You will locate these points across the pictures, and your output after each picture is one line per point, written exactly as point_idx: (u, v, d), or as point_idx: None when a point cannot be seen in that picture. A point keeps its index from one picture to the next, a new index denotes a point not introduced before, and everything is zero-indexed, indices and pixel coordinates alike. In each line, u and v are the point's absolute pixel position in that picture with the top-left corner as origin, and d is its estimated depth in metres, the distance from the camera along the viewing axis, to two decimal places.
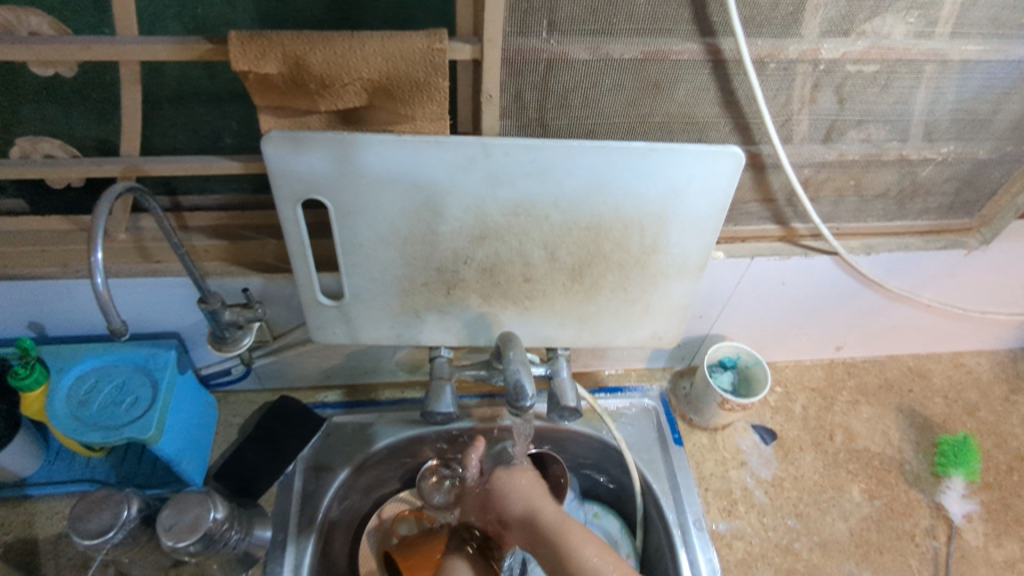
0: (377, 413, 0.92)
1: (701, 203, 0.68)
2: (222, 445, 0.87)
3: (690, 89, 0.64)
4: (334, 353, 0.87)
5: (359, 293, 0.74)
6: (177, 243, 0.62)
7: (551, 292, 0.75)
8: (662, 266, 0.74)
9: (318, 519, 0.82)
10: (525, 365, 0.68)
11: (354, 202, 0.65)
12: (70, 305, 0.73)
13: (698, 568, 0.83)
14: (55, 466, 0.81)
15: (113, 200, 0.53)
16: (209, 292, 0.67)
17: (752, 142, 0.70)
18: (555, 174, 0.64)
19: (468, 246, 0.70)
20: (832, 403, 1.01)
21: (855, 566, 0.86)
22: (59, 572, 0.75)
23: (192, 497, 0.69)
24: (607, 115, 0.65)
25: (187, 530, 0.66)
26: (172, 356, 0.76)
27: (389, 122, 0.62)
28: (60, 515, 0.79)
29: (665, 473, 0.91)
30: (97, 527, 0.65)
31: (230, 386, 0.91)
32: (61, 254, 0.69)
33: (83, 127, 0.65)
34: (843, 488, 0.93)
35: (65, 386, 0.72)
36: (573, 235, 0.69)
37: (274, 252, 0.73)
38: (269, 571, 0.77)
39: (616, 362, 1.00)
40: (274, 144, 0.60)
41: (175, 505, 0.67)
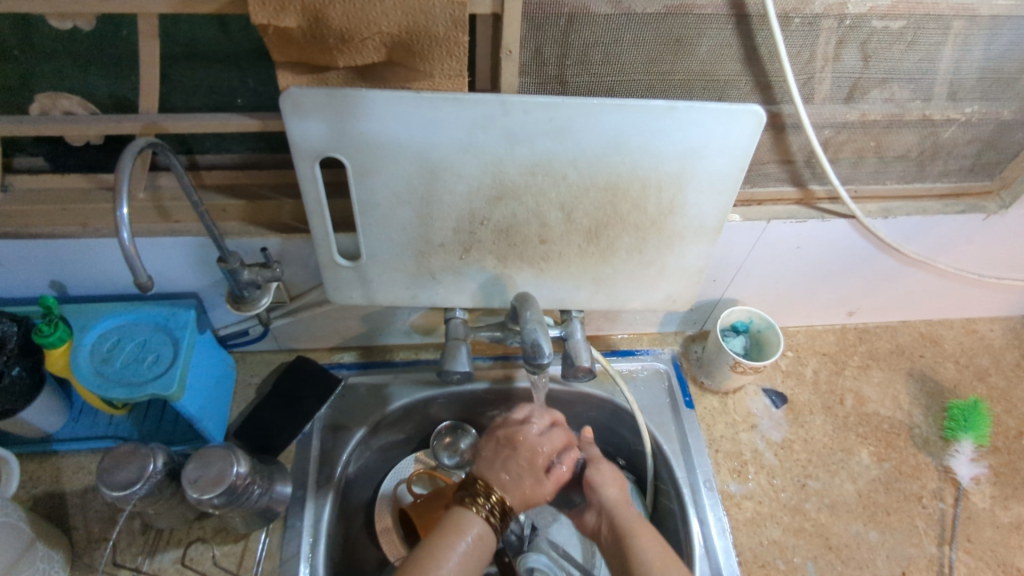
0: (392, 374, 0.94)
1: (721, 163, 0.67)
2: (240, 404, 0.88)
3: (713, 46, 0.63)
4: (350, 315, 0.88)
5: (376, 254, 0.74)
6: (197, 201, 0.62)
7: (567, 254, 0.75)
8: (679, 228, 0.73)
9: (335, 476, 0.84)
10: (542, 325, 0.68)
11: (373, 161, 0.65)
12: (93, 265, 0.74)
13: (707, 527, 0.85)
14: (80, 423, 0.83)
15: (135, 154, 0.53)
16: (229, 251, 0.68)
17: (773, 102, 0.69)
18: (573, 133, 0.64)
19: (485, 205, 0.70)
20: (843, 367, 1.02)
21: (862, 526, 0.87)
22: (88, 525, 0.77)
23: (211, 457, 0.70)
24: (628, 71, 0.64)
25: (211, 484, 0.67)
26: (192, 316, 0.77)
27: (407, 79, 0.62)
28: (86, 469, 0.81)
29: (675, 435, 0.93)
30: (124, 480, 0.66)
31: (247, 346, 0.92)
32: (81, 213, 0.69)
33: (102, 84, 0.65)
34: (852, 451, 0.94)
35: (88, 344, 0.74)
36: (591, 195, 0.69)
37: (291, 212, 0.73)
38: (290, 525, 0.79)
39: (628, 326, 1.00)
40: (292, 100, 0.59)
41: (196, 462, 0.69)
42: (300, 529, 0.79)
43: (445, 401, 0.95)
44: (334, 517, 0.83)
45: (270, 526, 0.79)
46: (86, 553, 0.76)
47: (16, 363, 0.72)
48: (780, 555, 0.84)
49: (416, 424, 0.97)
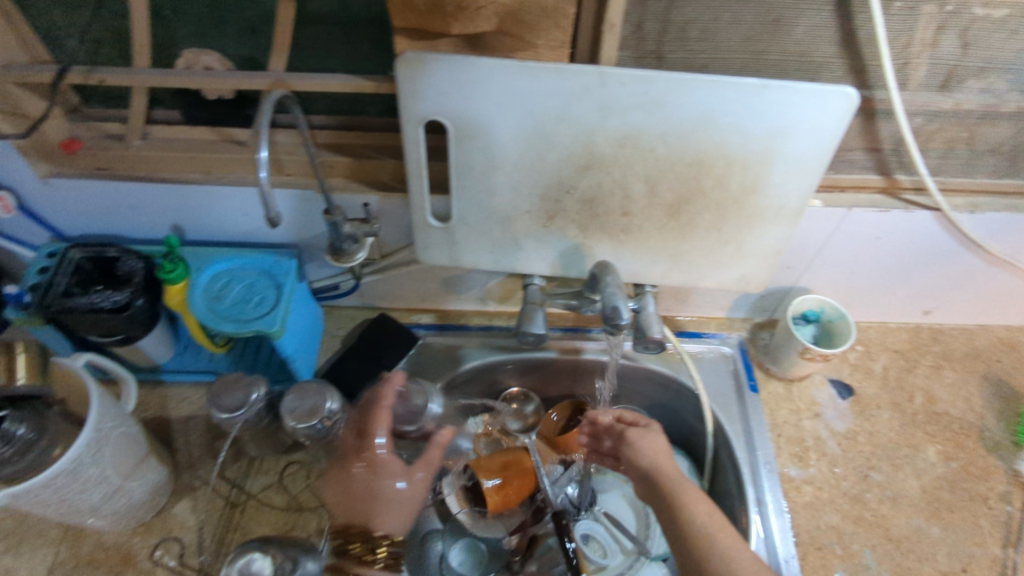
0: (466, 337, 0.98)
1: (809, 144, 0.68)
2: (327, 353, 0.95)
3: (810, 27, 0.64)
4: (432, 277, 0.93)
5: (465, 217, 0.79)
6: (314, 155, 0.68)
7: (647, 227, 0.78)
8: (760, 207, 0.75)
9: (410, 425, 0.90)
10: (621, 290, 0.71)
11: (473, 125, 0.69)
12: (212, 211, 0.81)
13: (764, 506, 0.86)
14: (185, 357, 0.91)
15: (274, 102, 0.61)
16: (334, 205, 0.74)
17: (866, 86, 0.70)
18: (664, 106, 0.66)
19: (572, 174, 0.74)
20: (914, 365, 1.01)
21: (924, 521, 0.87)
22: (190, 448, 0.85)
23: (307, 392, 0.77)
24: (723, 49, 0.66)
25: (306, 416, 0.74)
26: (293, 264, 0.83)
27: (513, 48, 0.66)
28: (190, 399, 0.89)
29: (737, 417, 0.94)
30: (230, 403, 0.73)
31: (335, 301, 0.98)
32: (207, 161, 0.76)
33: (234, 44, 0.72)
34: (919, 447, 0.93)
35: (202, 282, 0.81)
36: (676, 169, 0.72)
37: (391, 172, 0.78)
38: (367, 466, 0.85)
39: (697, 308, 1.02)
40: (406, 64, 0.64)
41: (294, 394, 0.75)
42: None
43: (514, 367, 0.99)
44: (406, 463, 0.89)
45: (348, 464, 0.85)
46: (188, 472, 0.83)
47: (140, 296, 0.79)
48: (837, 540, 0.85)
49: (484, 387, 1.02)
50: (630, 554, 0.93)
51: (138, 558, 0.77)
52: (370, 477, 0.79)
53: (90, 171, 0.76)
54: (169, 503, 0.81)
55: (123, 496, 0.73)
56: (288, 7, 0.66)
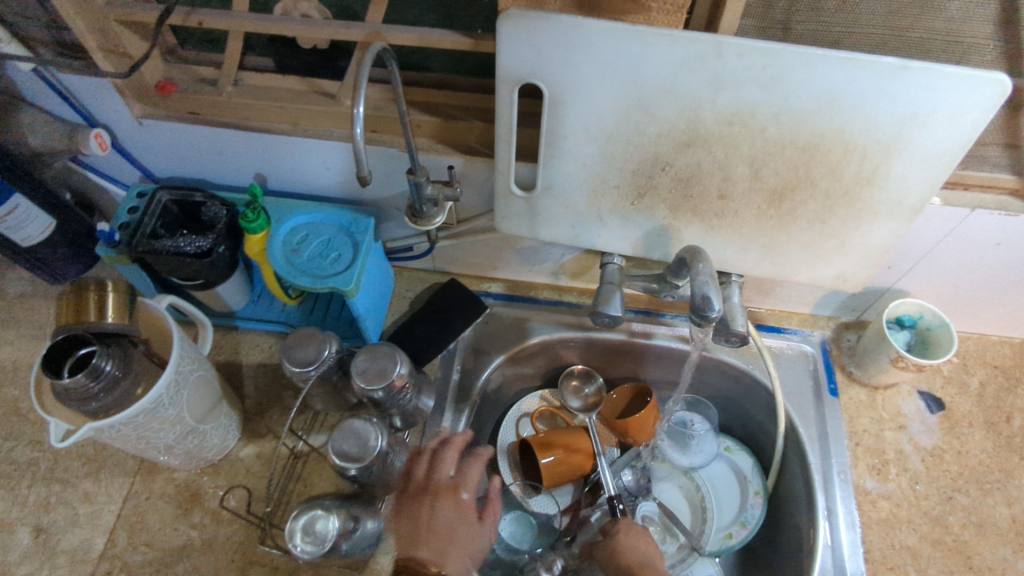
0: (534, 310, 0.96)
1: (943, 135, 0.62)
2: (394, 313, 0.94)
3: (966, 3, 0.57)
4: (507, 246, 0.90)
5: (551, 187, 0.76)
6: (404, 113, 0.65)
7: (743, 213, 0.73)
8: (873, 201, 0.69)
9: (473, 393, 0.89)
10: (713, 279, 0.67)
11: (572, 92, 0.66)
12: (297, 163, 0.81)
13: (835, 517, 0.82)
14: (258, 305, 0.92)
15: (373, 55, 0.57)
16: (419, 165, 0.72)
17: (1019, 74, 0.62)
18: (784, 84, 0.61)
19: (671, 151, 0.69)
20: (1016, 385, 0.93)
21: (1012, 553, 0.81)
22: (259, 394, 0.87)
23: (368, 399, 0.77)
24: (860, 24, 0.59)
25: (353, 457, 0.69)
26: (371, 223, 0.82)
27: (625, 10, 0.61)
28: (261, 347, 0.91)
29: (814, 421, 0.89)
30: (303, 358, 0.73)
31: (406, 262, 0.97)
32: (294, 112, 0.75)
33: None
34: (1013, 473, 0.86)
35: (282, 234, 0.81)
36: (786, 153, 0.67)
37: (478, 135, 0.75)
38: (428, 431, 0.85)
39: (779, 302, 0.96)
40: (510, 22, 0.61)
41: (359, 422, 0.71)
42: (437, 434, 0.85)
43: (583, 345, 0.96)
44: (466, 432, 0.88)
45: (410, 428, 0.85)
46: (256, 419, 0.85)
47: (222, 243, 0.79)
48: (912, 562, 0.80)
49: (548, 362, 0.99)
50: (682, 548, 0.90)
51: (206, 497, 0.80)
52: (459, 517, 0.73)
53: (184, 115, 0.76)
54: (237, 447, 0.83)
55: (196, 437, 0.75)
56: None
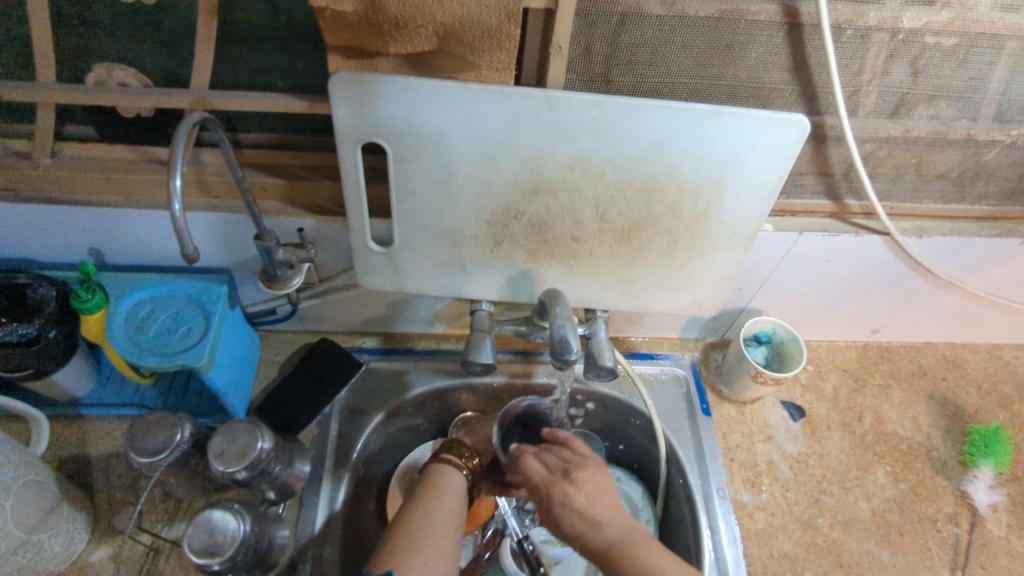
0: (412, 362, 0.94)
1: (759, 171, 0.67)
2: (263, 381, 0.90)
3: (762, 53, 0.63)
4: (376, 300, 0.88)
5: (408, 241, 0.75)
6: (241, 179, 0.63)
7: (597, 252, 0.76)
8: (711, 234, 0.73)
9: (352, 459, 0.85)
10: (570, 322, 0.69)
11: (415, 149, 0.65)
12: (133, 235, 0.75)
13: (718, 534, 0.85)
14: (107, 389, 0.84)
15: (189, 127, 0.54)
16: (266, 230, 0.69)
17: (817, 112, 0.69)
18: (614, 132, 0.64)
19: (520, 199, 0.70)
20: (864, 385, 1.01)
21: (875, 545, 0.87)
22: (110, 488, 0.79)
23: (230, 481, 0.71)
24: (674, 74, 0.64)
25: (211, 551, 0.64)
26: (224, 291, 0.78)
27: (455, 69, 0.62)
28: (112, 435, 0.83)
29: (691, 442, 0.93)
30: (152, 447, 0.67)
31: (273, 325, 0.93)
32: (126, 183, 0.71)
33: (152, 59, 0.67)
34: (868, 469, 0.93)
35: (123, 312, 0.75)
36: (626, 195, 0.70)
37: (328, 195, 0.74)
38: (306, 503, 0.81)
39: (649, 329, 1.00)
40: (340, 83, 0.60)
41: (216, 512, 0.66)
42: (316, 505, 0.81)
43: (465, 392, 0.95)
44: (348, 498, 0.84)
45: (286, 503, 0.80)
46: (108, 516, 0.77)
47: (53, 327, 0.73)
48: (790, 568, 0.84)
49: (433, 413, 0.97)
50: None
51: None
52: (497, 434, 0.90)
53: None
54: (85, 551, 0.75)
55: (30, 550, 0.67)
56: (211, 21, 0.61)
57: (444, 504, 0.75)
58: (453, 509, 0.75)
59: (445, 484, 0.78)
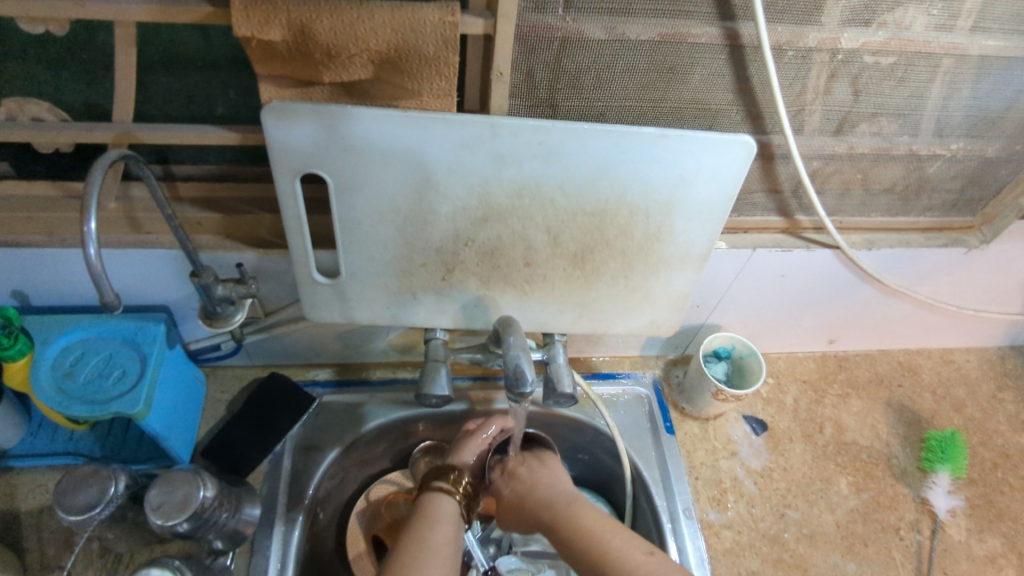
0: (367, 393, 0.91)
1: (709, 192, 0.66)
2: (209, 421, 0.85)
3: (705, 75, 0.62)
4: (326, 331, 0.85)
5: (356, 272, 0.72)
6: (171, 215, 0.60)
7: (551, 277, 0.74)
8: (665, 255, 0.73)
9: (306, 499, 0.81)
10: (525, 351, 0.67)
11: (357, 180, 0.63)
12: (58, 275, 0.70)
13: (686, 556, 0.83)
14: (38, 438, 0.79)
15: (106, 166, 0.51)
16: (203, 266, 0.65)
17: (763, 131, 0.69)
18: (562, 157, 0.63)
19: (470, 227, 0.68)
20: (823, 396, 1.02)
21: (841, 557, 0.86)
22: (42, 546, 0.74)
23: (171, 534, 0.67)
24: (619, 98, 0.63)
25: None
26: (161, 330, 0.74)
27: (395, 96, 0.60)
28: (43, 487, 0.77)
29: (655, 462, 0.91)
30: (83, 503, 0.63)
31: (219, 361, 0.89)
32: (47, 221, 0.67)
33: (73, 90, 0.65)
34: (831, 480, 0.93)
35: (50, 357, 0.70)
36: (578, 220, 0.68)
37: (269, 227, 0.71)
38: (257, 549, 0.76)
39: (610, 348, 0.99)
40: (273, 114, 0.57)
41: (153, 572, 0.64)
42: (268, 551, 0.76)
43: (424, 422, 0.92)
44: (303, 541, 0.80)
45: (236, 550, 0.76)
46: None
47: None
48: None
49: (392, 445, 0.94)
50: None
51: None
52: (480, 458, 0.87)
53: None
54: None
55: None
56: (131, 51, 0.57)
57: (437, 533, 0.73)
58: (448, 536, 0.72)
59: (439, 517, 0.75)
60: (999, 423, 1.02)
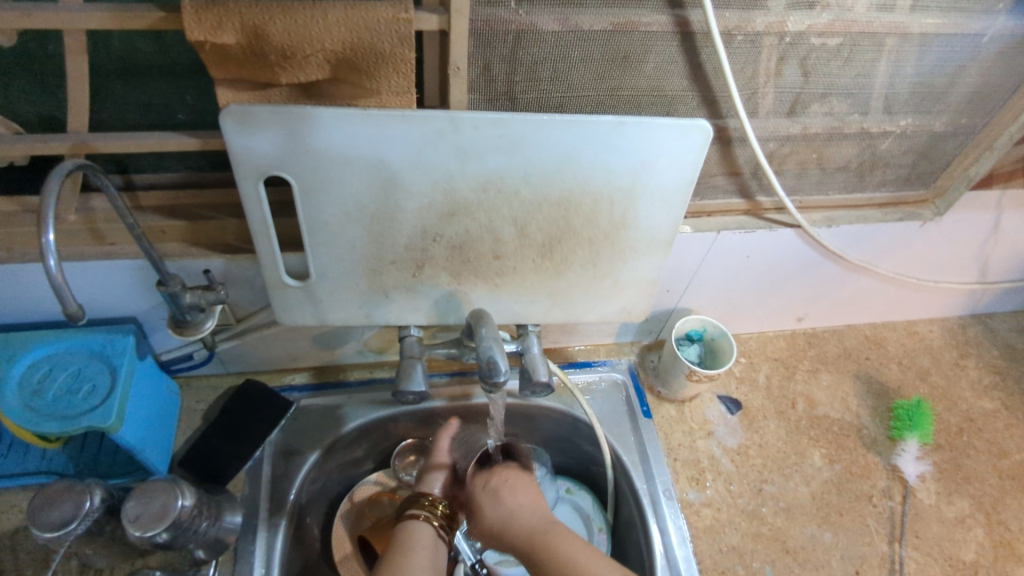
0: (345, 395, 0.91)
1: (670, 177, 0.68)
2: (185, 431, 0.85)
3: (659, 62, 0.64)
4: (300, 335, 0.85)
5: (325, 273, 0.72)
6: (133, 224, 0.59)
7: (521, 268, 0.75)
8: (631, 241, 0.74)
9: (288, 502, 0.81)
10: (498, 342, 0.68)
11: (321, 181, 0.63)
12: (19, 291, 0.69)
13: (668, 536, 0.85)
14: (8, 459, 0.77)
15: (63, 177, 0.51)
16: (169, 274, 0.65)
17: (719, 116, 0.70)
18: (523, 149, 0.63)
19: (437, 222, 0.69)
20: (794, 372, 1.05)
21: (817, 528, 0.89)
22: (18, 567, 0.73)
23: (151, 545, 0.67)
24: (576, 88, 0.64)
25: None
26: (130, 341, 0.73)
27: (354, 95, 0.60)
28: (17, 508, 0.76)
29: (634, 446, 0.93)
30: (58, 519, 0.62)
31: (192, 371, 0.88)
32: (6, 237, 0.66)
33: (25, 102, 0.64)
34: (805, 454, 0.96)
35: (17, 375, 0.69)
36: (544, 210, 0.69)
37: (234, 232, 0.71)
38: (240, 556, 0.76)
39: (585, 337, 1.01)
40: (232, 118, 0.57)
41: None
42: (252, 558, 0.76)
43: (404, 421, 0.93)
44: (288, 545, 0.80)
45: (219, 558, 0.75)
46: None
47: None
48: (739, 560, 0.85)
49: (373, 445, 0.94)
50: None
51: None
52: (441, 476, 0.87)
53: None
54: None
55: None
56: (82, 60, 0.56)
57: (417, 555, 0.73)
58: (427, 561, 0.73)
59: (414, 539, 0.76)
60: (963, 389, 1.05)
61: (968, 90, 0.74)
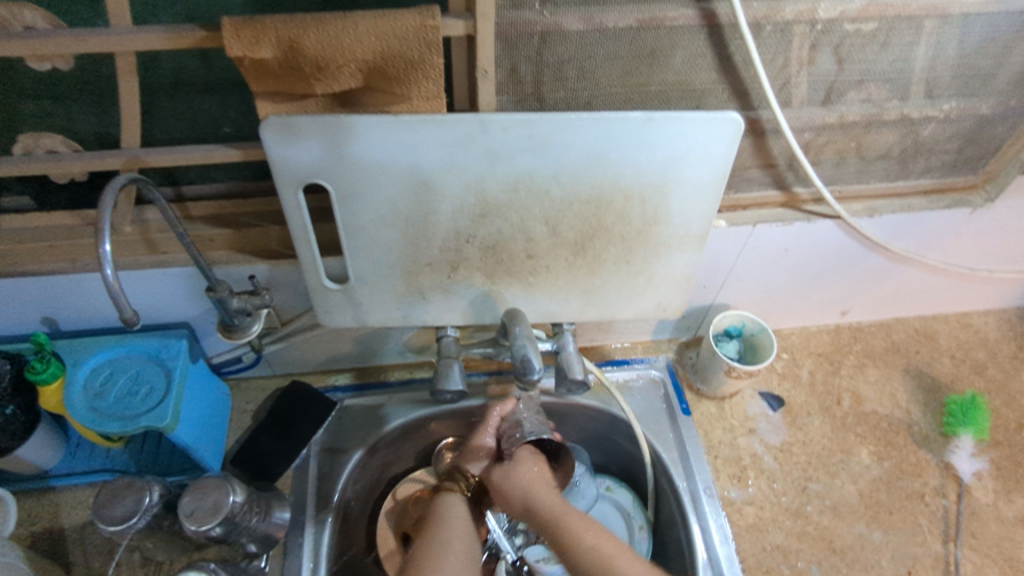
0: (386, 395, 0.93)
1: (702, 171, 0.67)
2: (236, 430, 0.88)
3: (686, 56, 0.64)
4: (342, 337, 0.88)
5: (364, 276, 0.74)
6: (183, 233, 0.62)
7: (554, 267, 0.75)
8: (664, 237, 0.74)
9: (334, 500, 0.83)
10: (531, 340, 0.69)
11: (356, 186, 0.65)
12: (82, 299, 0.74)
13: (710, 534, 0.84)
14: (76, 457, 0.83)
15: (117, 191, 0.54)
16: (217, 280, 0.68)
17: (751, 107, 0.70)
18: (552, 149, 0.64)
19: (469, 223, 0.70)
20: (839, 367, 1.02)
21: (865, 527, 0.86)
22: (87, 559, 0.77)
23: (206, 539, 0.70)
24: (603, 86, 0.65)
25: None
26: (184, 345, 0.77)
27: (386, 103, 0.62)
28: (84, 504, 0.81)
29: (673, 443, 0.92)
30: (120, 514, 0.66)
31: (242, 373, 0.92)
32: (69, 249, 0.70)
33: (83, 120, 0.68)
34: (852, 451, 0.93)
35: (81, 377, 0.73)
36: (575, 209, 0.70)
37: (277, 238, 0.74)
38: (290, 551, 0.79)
39: (622, 335, 1.01)
40: (272, 129, 0.60)
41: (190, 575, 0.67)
42: (300, 552, 0.79)
43: (444, 419, 0.94)
44: (335, 540, 0.83)
45: (269, 552, 0.78)
46: None
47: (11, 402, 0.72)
48: (784, 560, 0.83)
49: (413, 444, 0.96)
50: None
51: None
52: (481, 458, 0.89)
53: None
54: None
55: None
56: (133, 80, 0.60)
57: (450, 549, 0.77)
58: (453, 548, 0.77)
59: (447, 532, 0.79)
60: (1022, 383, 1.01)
61: (1017, 71, 0.71)
